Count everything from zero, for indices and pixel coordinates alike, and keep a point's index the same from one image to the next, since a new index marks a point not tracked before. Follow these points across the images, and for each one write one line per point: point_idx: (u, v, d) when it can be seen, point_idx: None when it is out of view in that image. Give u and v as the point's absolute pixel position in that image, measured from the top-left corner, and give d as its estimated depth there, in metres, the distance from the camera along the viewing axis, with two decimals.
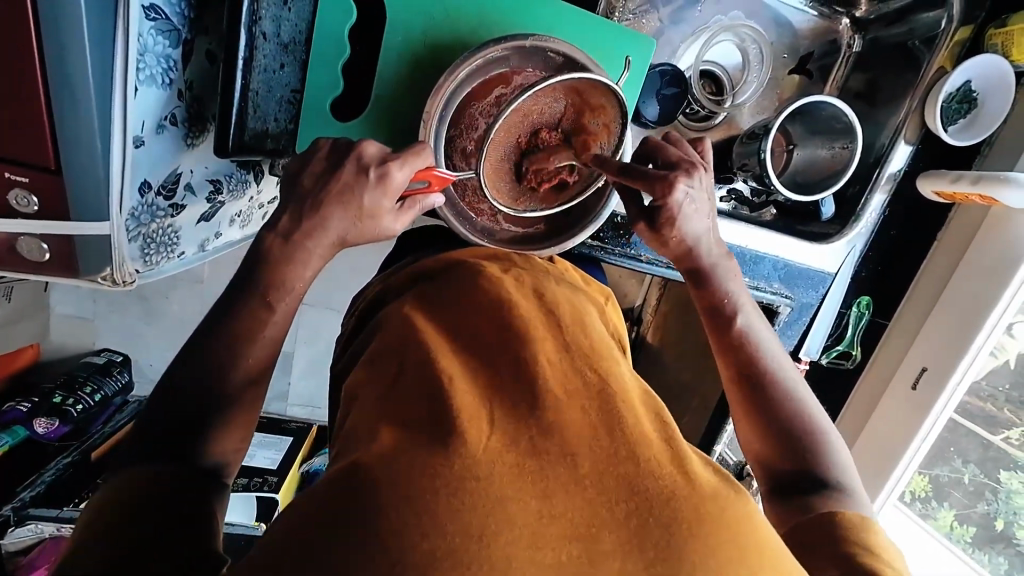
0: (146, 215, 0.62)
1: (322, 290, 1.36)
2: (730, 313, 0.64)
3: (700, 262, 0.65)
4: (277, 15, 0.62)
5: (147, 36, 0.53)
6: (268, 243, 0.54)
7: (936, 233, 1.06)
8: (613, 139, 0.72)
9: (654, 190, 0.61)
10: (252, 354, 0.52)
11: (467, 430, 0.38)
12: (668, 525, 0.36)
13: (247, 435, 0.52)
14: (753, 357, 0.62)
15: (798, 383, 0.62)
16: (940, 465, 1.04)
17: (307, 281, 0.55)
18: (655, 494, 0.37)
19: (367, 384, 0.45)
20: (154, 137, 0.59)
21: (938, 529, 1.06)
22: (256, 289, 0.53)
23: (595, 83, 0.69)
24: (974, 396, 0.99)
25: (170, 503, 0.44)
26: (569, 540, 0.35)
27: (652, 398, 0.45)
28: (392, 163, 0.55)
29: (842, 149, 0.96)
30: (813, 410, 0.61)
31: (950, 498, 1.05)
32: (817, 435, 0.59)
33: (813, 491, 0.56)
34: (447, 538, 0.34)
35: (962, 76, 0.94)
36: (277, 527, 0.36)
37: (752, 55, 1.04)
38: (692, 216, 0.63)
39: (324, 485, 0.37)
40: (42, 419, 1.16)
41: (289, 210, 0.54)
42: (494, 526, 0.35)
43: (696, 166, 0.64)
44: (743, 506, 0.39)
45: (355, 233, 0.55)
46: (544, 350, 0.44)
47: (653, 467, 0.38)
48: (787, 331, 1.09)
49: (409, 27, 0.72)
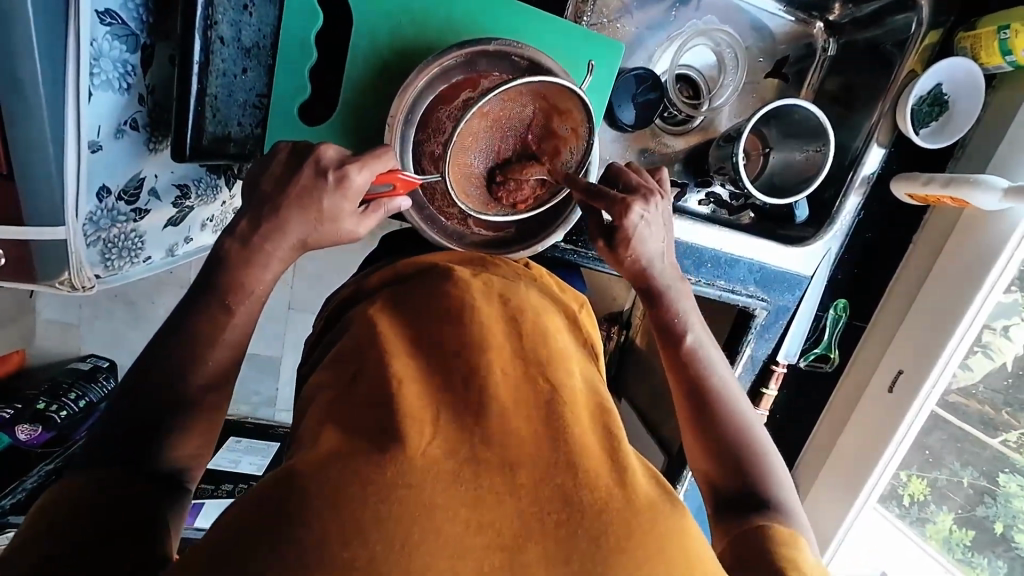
0: (106, 220, 0.62)
1: (306, 295, 1.34)
2: (681, 332, 0.63)
3: (656, 283, 0.65)
4: (235, 20, 0.63)
5: (102, 41, 0.54)
6: (228, 246, 0.53)
7: (912, 235, 1.07)
8: (581, 142, 0.73)
9: (608, 203, 0.63)
10: (214, 356, 0.51)
11: (410, 435, 0.37)
12: (596, 537, 0.37)
13: (207, 441, 0.50)
14: (701, 374, 0.62)
15: (742, 401, 0.62)
16: (936, 468, 1.03)
17: (267, 286, 0.54)
18: (588, 505, 0.37)
19: (323, 390, 0.44)
20: (112, 142, 0.59)
21: (935, 533, 1.05)
22: (215, 291, 0.52)
23: (560, 89, 0.69)
24: (955, 393, 0.99)
25: (132, 503, 0.43)
26: (492, 551, 0.35)
27: (605, 408, 0.44)
28: (351, 166, 0.54)
29: (815, 152, 0.96)
30: (755, 429, 0.61)
31: (949, 501, 1.03)
32: (757, 455, 0.59)
33: (750, 508, 0.56)
34: (370, 547, 0.34)
35: (932, 78, 0.94)
36: (215, 529, 0.35)
37: (727, 59, 1.04)
38: (651, 238, 0.64)
39: (262, 490, 0.36)
40: (24, 426, 1.15)
41: (249, 214, 0.53)
42: (419, 534, 0.34)
43: (654, 192, 0.65)
44: (673, 520, 0.40)
45: (316, 236, 0.54)
46: (500, 361, 0.43)
47: (589, 478, 0.38)
48: (763, 335, 1.08)
49: (375, 31, 0.73)
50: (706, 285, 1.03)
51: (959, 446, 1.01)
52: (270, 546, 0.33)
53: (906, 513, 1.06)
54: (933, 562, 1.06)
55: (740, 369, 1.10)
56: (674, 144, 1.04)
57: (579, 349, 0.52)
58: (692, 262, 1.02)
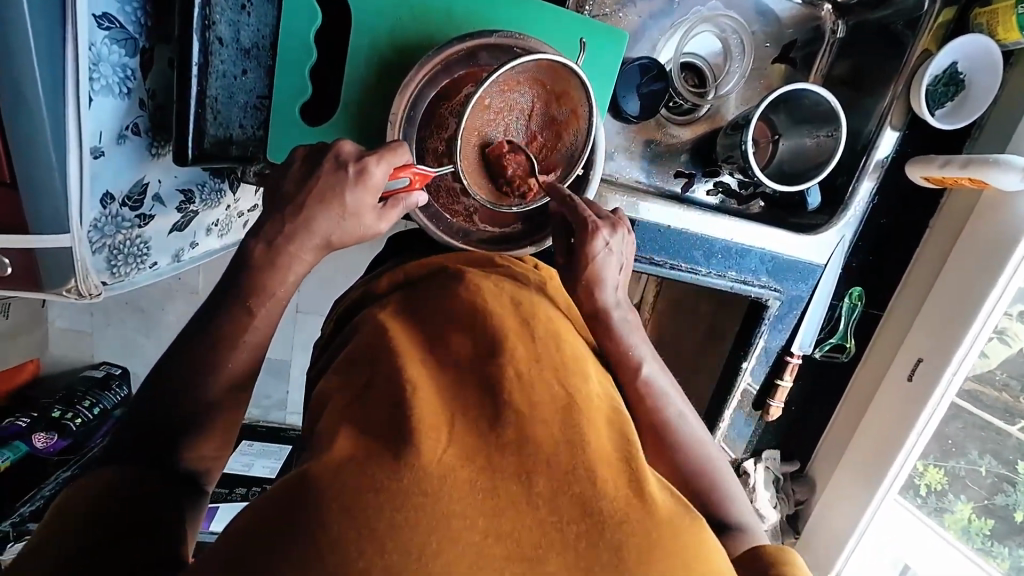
0: (110, 226, 0.61)
1: (315, 298, 1.34)
2: (634, 368, 0.58)
3: (604, 314, 0.61)
4: (234, 20, 0.62)
5: (100, 45, 0.53)
6: (252, 249, 0.52)
7: (928, 220, 1.05)
8: (583, 123, 0.71)
9: (577, 222, 0.64)
10: (234, 359, 0.50)
11: (425, 442, 0.36)
12: (617, 549, 0.36)
13: (226, 444, 0.50)
14: (657, 408, 0.58)
15: (699, 430, 0.59)
16: (954, 457, 1.00)
17: (289, 287, 0.52)
18: (607, 516, 0.36)
19: (339, 393, 0.43)
20: (115, 147, 0.58)
21: (952, 524, 1.01)
22: (237, 295, 0.50)
23: (556, 69, 0.68)
24: (973, 380, 0.97)
25: (150, 504, 0.42)
26: (511, 561, 0.34)
27: (619, 414, 0.43)
28: (369, 159, 0.53)
29: (826, 137, 0.93)
30: (713, 456, 0.58)
31: (967, 490, 1.00)
32: (718, 484, 0.57)
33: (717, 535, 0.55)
34: (386, 555, 0.33)
35: (948, 57, 0.92)
36: (232, 529, 0.35)
37: (733, 45, 1.02)
38: (615, 268, 0.63)
39: (272, 495, 0.35)
40: (40, 434, 1.15)
41: (272, 216, 0.52)
42: (436, 543, 0.33)
43: (619, 221, 0.65)
44: (694, 531, 0.39)
45: (340, 234, 0.53)
46: (513, 363, 0.42)
47: (607, 487, 0.38)
48: (777, 325, 1.07)
49: (375, 27, 0.72)
50: (716, 276, 1.03)
51: (971, 432, 0.98)
52: (284, 549, 0.32)
53: (920, 502, 1.03)
54: (954, 555, 1.01)
55: (753, 361, 1.09)
56: (680, 135, 1.02)
57: (590, 351, 0.51)
58: (702, 253, 1.02)
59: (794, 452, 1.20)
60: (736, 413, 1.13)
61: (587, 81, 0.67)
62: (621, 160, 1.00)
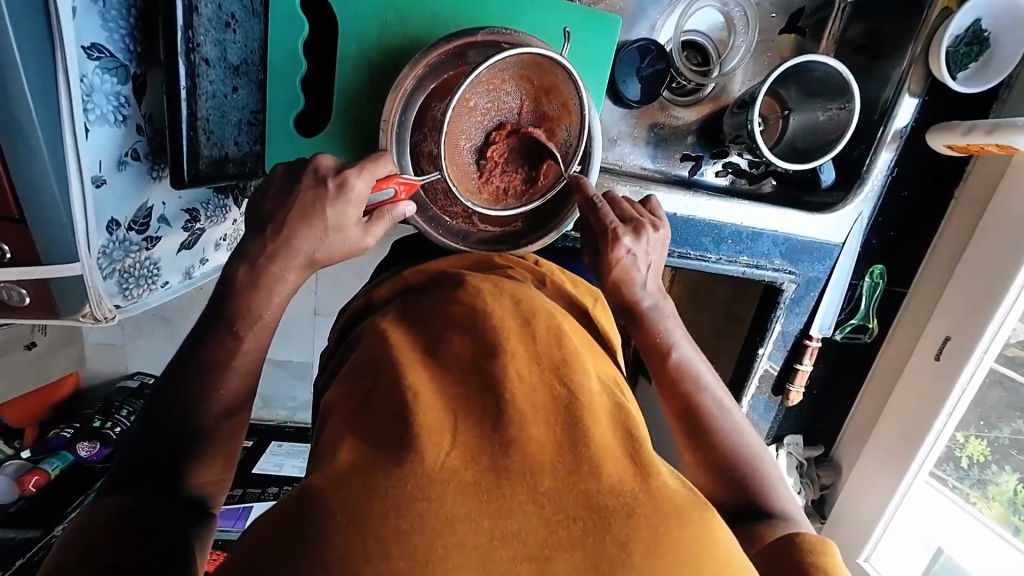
0: (120, 251, 0.63)
1: (331, 302, 1.36)
2: (665, 348, 0.59)
3: (638, 307, 0.61)
4: (220, 39, 0.62)
5: (92, 76, 0.55)
6: (235, 272, 0.52)
7: (954, 189, 1.00)
8: (575, 116, 0.69)
9: (599, 230, 0.62)
10: (225, 387, 0.51)
11: (427, 448, 0.36)
12: (623, 544, 0.35)
13: (229, 465, 0.51)
14: (691, 391, 0.57)
15: (736, 412, 0.58)
16: (998, 427, 0.91)
17: (275, 309, 0.53)
18: (614, 512, 0.35)
19: (333, 409, 0.43)
20: (116, 175, 0.60)
21: (997, 496, 0.92)
22: (223, 320, 0.52)
23: (542, 63, 0.66)
24: (1015, 346, 0.88)
25: (160, 520, 0.44)
26: (518, 562, 0.34)
27: (625, 410, 0.42)
28: (350, 171, 0.53)
29: (839, 111, 0.89)
30: (752, 442, 0.57)
31: (1012, 460, 0.90)
32: (760, 477, 0.54)
33: (755, 519, 0.53)
34: (393, 561, 0.32)
35: (970, 14, 0.87)
36: (234, 551, 0.34)
37: (736, 19, 0.97)
38: (644, 276, 0.62)
39: (267, 524, 0.34)
40: (84, 443, 1.21)
41: (254, 237, 0.53)
42: (443, 548, 0.33)
43: (645, 225, 0.63)
44: (700, 521, 0.37)
45: (324, 250, 0.53)
46: (514, 365, 0.41)
47: (613, 484, 0.37)
48: (793, 309, 1.05)
49: (361, 33, 0.72)
50: (727, 262, 1.01)
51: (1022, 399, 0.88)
52: None
53: (947, 478, 0.97)
54: (986, 533, 0.93)
55: (771, 346, 1.07)
56: (685, 116, 0.99)
57: (590, 343, 0.49)
58: (711, 239, 1.00)
59: (818, 435, 1.18)
60: (755, 398, 1.11)
61: (574, 72, 0.65)
62: (623, 147, 0.98)
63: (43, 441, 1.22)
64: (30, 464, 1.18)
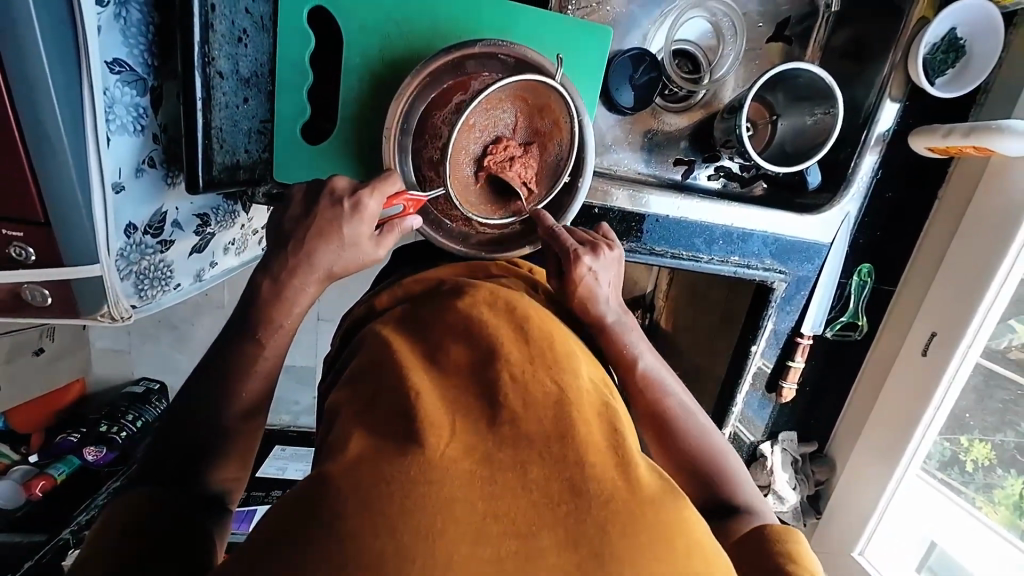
0: (136, 253, 0.67)
1: (334, 306, 1.39)
2: (632, 359, 0.59)
3: (601, 322, 0.60)
4: (231, 53, 0.66)
5: (114, 89, 0.58)
6: (257, 286, 0.55)
7: (938, 190, 1.03)
8: (566, 134, 0.73)
9: (561, 252, 0.62)
10: (245, 390, 0.54)
11: (430, 440, 0.39)
12: (601, 524, 0.37)
13: (245, 463, 0.54)
14: (658, 398, 0.59)
15: (702, 415, 0.61)
16: (1000, 430, 0.90)
17: (295, 317, 0.56)
18: (596, 496, 0.38)
19: (343, 405, 0.45)
20: (133, 181, 0.63)
21: (1001, 500, 0.91)
22: (246, 331, 0.54)
23: (536, 86, 0.70)
24: (1016, 348, 0.89)
25: (180, 507, 0.47)
26: (508, 537, 0.36)
27: (610, 406, 0.44)
28: (363, 192, 0.56)
29: (824, 115, 0.92)
30: (717, 441, 0.59)
31: (1019, 464, 0.89)
32: (728, 475, 0.57)
33: (724, 516, 0.55)
34: (398, 537, 0.34)
35: (945, 24, 0.91)
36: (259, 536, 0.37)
37: (724, 29, 1.01)
38: (605, 292, 0.61)
39: (284, 507, 0.37)
40: (90, 448, 1.24)
41: (275, 254, 0.56)
42: (441, 523, 0.35)
43: (602, 243, 0.63)
44: (674, 508, 0.40)
45: (341, 263, 0.56)
46: (507, 364, 0.43)
47: (595, 472, 0.39)
48: (784, 307, 1.07)
49: (364, 47, 0.75)
50: (719, 262, 1.03)
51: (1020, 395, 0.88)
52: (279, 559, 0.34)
53: (933, 474, 0.99)
54: (983, 530, 0.92)
55: (763, 344, 1.10)
56: (675, 122, 1.02)
57: (581, 347, 0.52)
58: (703, 241, 1.02)
59: (812, 433, 1.20)
60: (749, 395, 1.14)
61: (567, 95, 0.70)
62: (619, 152, 1.01)
63: (50, 445, 1.25)
64: (37, 469, 1.20)
